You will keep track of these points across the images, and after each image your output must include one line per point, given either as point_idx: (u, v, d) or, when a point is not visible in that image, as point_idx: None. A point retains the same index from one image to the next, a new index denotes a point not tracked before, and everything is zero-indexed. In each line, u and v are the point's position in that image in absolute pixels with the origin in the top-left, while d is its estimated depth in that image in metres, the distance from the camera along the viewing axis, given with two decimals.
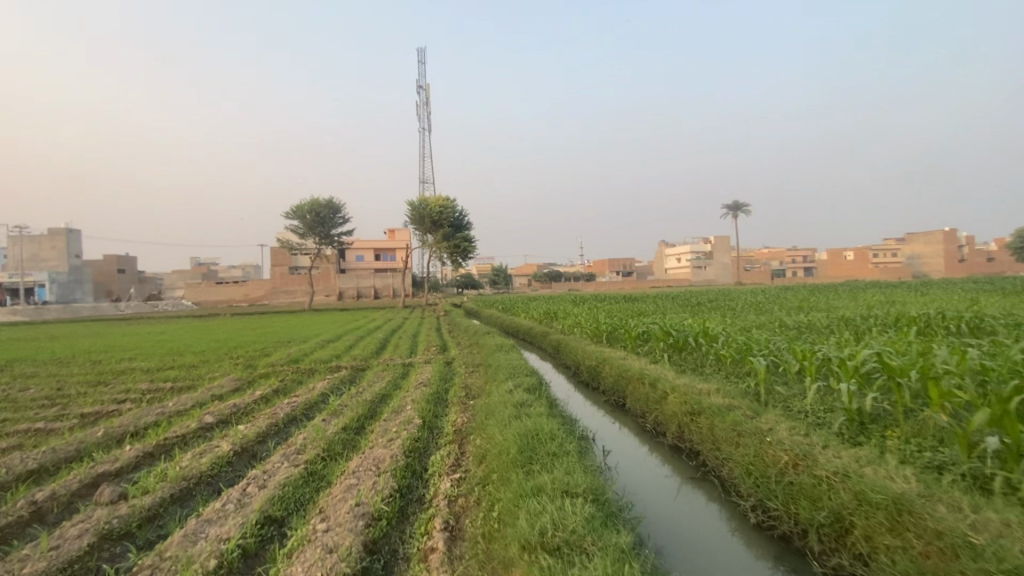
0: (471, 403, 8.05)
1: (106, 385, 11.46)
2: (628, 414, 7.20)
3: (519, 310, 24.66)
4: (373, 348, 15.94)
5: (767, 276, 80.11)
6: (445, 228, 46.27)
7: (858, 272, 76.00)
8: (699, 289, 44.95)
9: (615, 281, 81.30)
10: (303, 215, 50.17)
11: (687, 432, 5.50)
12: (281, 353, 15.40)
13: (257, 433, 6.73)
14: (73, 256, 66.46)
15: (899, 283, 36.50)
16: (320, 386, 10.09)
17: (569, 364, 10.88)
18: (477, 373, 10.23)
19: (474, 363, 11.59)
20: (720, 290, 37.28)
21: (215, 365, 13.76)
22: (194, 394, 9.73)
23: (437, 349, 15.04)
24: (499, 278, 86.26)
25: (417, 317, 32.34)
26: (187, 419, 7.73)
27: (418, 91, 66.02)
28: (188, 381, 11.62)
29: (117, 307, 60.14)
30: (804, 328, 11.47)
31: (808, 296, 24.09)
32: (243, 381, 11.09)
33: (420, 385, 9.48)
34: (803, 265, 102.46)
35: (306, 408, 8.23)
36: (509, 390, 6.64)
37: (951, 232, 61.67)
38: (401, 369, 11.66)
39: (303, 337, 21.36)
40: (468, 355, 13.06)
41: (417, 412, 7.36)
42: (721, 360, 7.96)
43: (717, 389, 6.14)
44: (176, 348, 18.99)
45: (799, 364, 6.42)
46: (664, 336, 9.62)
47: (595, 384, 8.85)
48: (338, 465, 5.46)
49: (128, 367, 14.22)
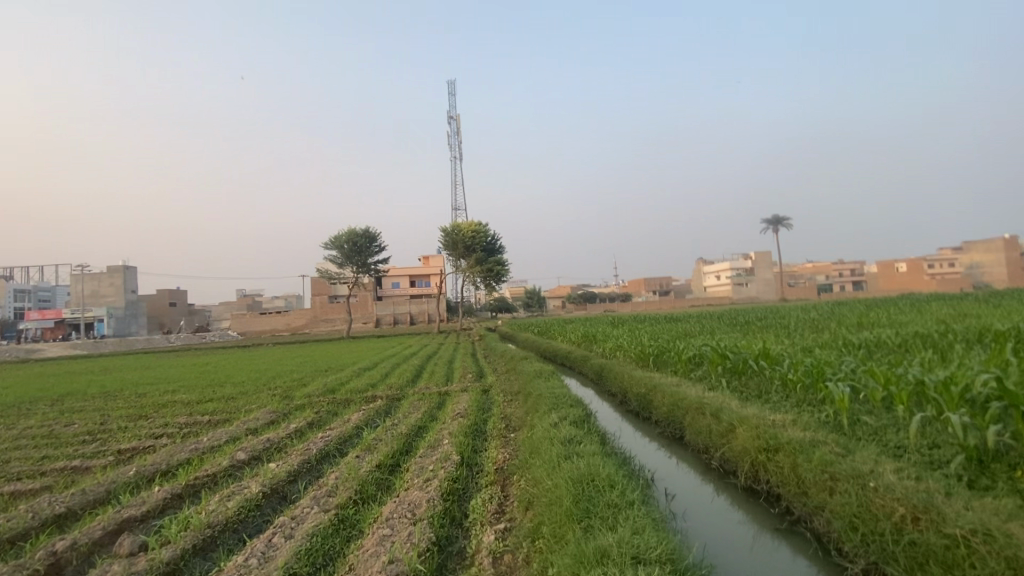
0: (513, 436, 7.48)
1: (146, 419, 11.43)
2: (687, 449, 6.48)
3: (556, 334, 23.99)
4: (408, 376, 15.58)
5: (812, 291, 76.74)
6: (479, 253, 46.40)
7: (912, 285, 71.83)
8: (741, 307, 43.20)
9: (652, 301, 79.56)
10: (341, 245, 51.45)
11: (764, 472, 4.77)
12: (318, 383, 15.26)
13: (288, 471, 6.35)
14: (129, 292, 70.01)
15: (962, 295, 34.05)
16: (355, 418, 9.71)
17: (614, 391, 10.19)
18: (517, 403, 9.65)
19: (513, 391, 11.03)
20: (764, 308, 35.67)
21: (253, 396, 13.65)
22: (229, 428, 9.50)
23: (473, 376, 14.54)
24: (533, 301, 85.82)
25: (452, 342, 32.07)
26: (219, 456, 7.44)
27: (450, 121, 67.76)
28: (226, 413, 11.51)
29: (167, 339, 62.59)
30: (874, 347, 10.46)
31: (865, 311, 22.55)
32: (278, 414, 10.84)
33: (457, 416, 8.99)
34: (851, 279, 97.83)
35: (340, 443, 7.84)
36: (555, 424, 6.05)
37: (1014, 238, 57.69)
38: (438, 399, 11.21)
39: (340, 365, 21.27)
40: (507, 382, 12.51)
41: (455, 448, 6.84)
42: (789, 385, 7.15)
43: (793, 421, 5.37)
44: (217, 379, 19.15)
45: (886, 390, 5.61)
46: (719, 359, 8.86)
47: (646, 414, 8.15)
48: (371, 511, 4.98)
49: (170, 399, 14.32)
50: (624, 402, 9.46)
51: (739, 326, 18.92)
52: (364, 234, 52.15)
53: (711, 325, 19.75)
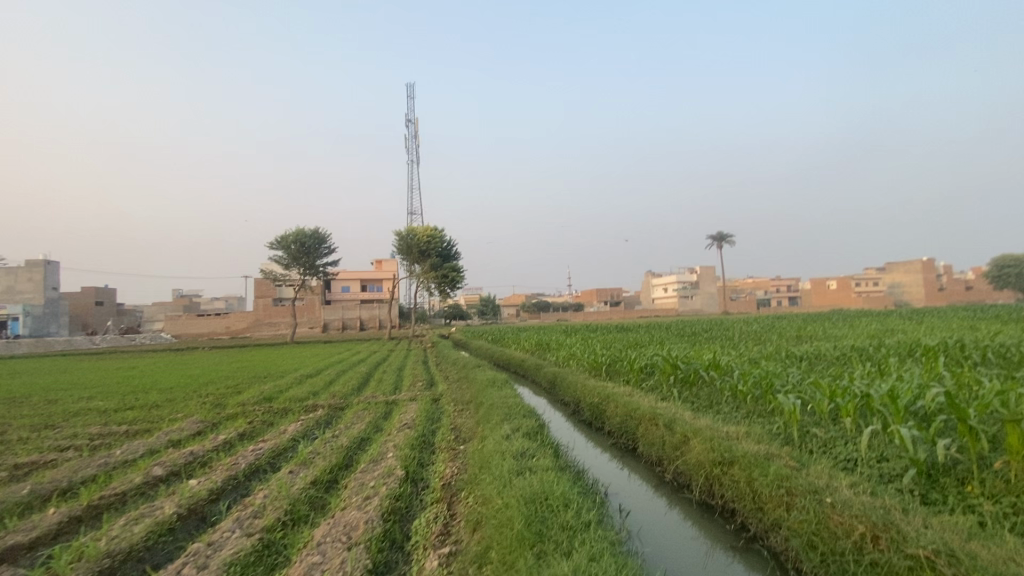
0: (461, 449, 7.11)
1: (52, 428, 10.21)
2: (639, 461, 6.34)
3: (509, 342, 23.71)
4: (354, 384, 14.84)
5: (753, 305, 80.53)
6: (433, 259, 45.68)
7: (842, 301, 76.74)
8: (688, 319, 44.64)
9: (603, 311, 81.06)
10: (288, 245, 49.30)
11: (719, 486, 4.66)
12: (255, 390, 14.26)
13: (210, 489, 5.72)
14: (48, 288, 64.28)
15: (885, 312, 36.59)
16: (291, 430, 9.02)
17: (567, 401, 10.00)
18: (468, 413, 9.28)
19: (464, 400, 10.63)
20: (710, 320, 37.00)
21: (180, 404, 12.55)
22: (148, 440, 8.58)
23: (423, 385, 14.01)
24: (486, 309, 85.47)
25: (403, 349, 31.21)
26: (131, 471, 6.64)
27: (408, 124, 66.70)
28: (147, 423, 10.46)
29: (90, 340, 57.78)
30: (815, 359, 10.81)
31: (802, 325, 23.67)
32: (207, 424, 9.96)
33: (403, 428, 8.51)
34: (787, 295, 103.48)
35: (273, 457, 7.21)
36: (506, 436, 5.74)
37: (929, 261, 62.77)
38: (384, 409, 10.65)
39: (281, 372, 20.09)
40: (458, 391, 12.08)
41: (399, 462, 6.41)
42: (738, 396, 7.19)
43: (747, 433, 5.32)
44: (141, 385, 17.59)
45: (833, 403, 5.68)
46: (671, 369, 8.85)
47: (598, 424, 8.00)
48: (301, 534, 4.50)
49: (84, 407, 12.94)
50: (577, 413, 9.29)
51: (687, 337, 19.34)
52: (313, 235, 50.23)
53: (661, 336, 20.08)
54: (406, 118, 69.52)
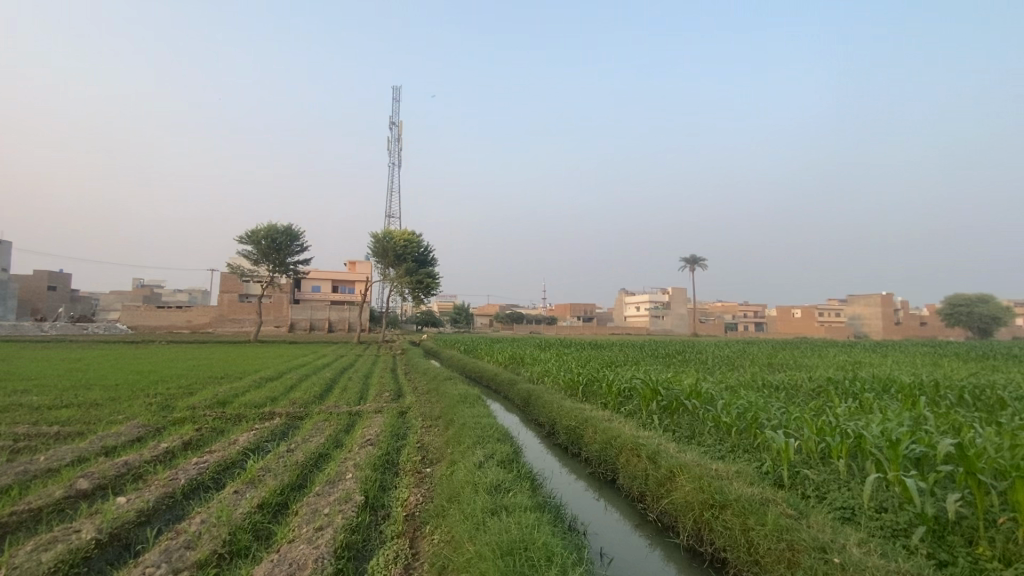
0: (428, 472, 6.60)
1: None
2: (619, 494, 5.95)
3: (481, 354, 23.17)
4: (317, 391, 14.06)
5: (721, 328, 82.19)
6: (409, 264, 44.91)
7: (805, 330, 79.03)
8: (659, 339, 45.02)
9: (575, 327, 81.40)
10: (259, 240, 47.79)
11: (709, 533, 4.29)
12: (209, 393, 13.36)
13: (140, 510, 5.06)
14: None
15: (848, 343, 37.66)
16: (243, 440, 8.30)
17: (542, 422, 9.57)
18: (437, 431, 8.74)
19: (433, 416, 10.08)
20: (681, 342, 37.32)
21: (124, 404, 11.58)
22: (79, 445, 7.74)
23: (390, 395, 13.36)
24: (459, 317, 84.67)
25: (371, 355, 30.32)
26: (51, 481, 5.89)
27: (391, 127, 66.15)
28: (83, 423, 9.54)
29: (38, 327, 54.58)
30: (792, 390, 10.71)
31: (772, 352, 23.93)
32: (149, 428, 9.14)
33: (366, 445, 7.91)
34: (754, 320, 106.06)
35: (218, 471, 6.55)
36: (479, 464, 5.28)
37: (888, 295, 65.28)
38: (347, 421, 10.04)
39: (240, 373, 19.04)
40: (428, 405, 11.50)
41: (359, 486, 5.85)
42: (721, 428, 6.90)
43: (737, 471, 4.98)
44: (84, 379, 16.36)
45: (823, 441, 5.43)
46: (650, 395, 8.54)
47: (574, 450, 7.60)
48: (237, 572, 3.94)
49: (15, 401, 11.83)
50: (552, 435, 8.86)
51: (661, 358, 19.22)
52: (285, 232, 48.79)
53: (636, 356, 19.90)
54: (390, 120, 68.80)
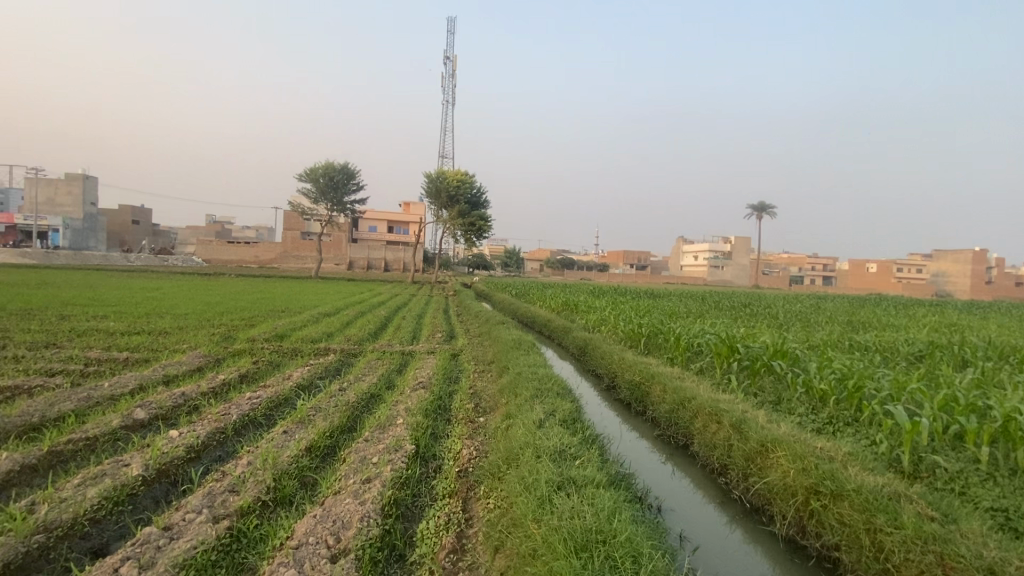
0: (482, 421, 6.18)
1: (52, 348, 9.66)
2: (694, 464, 5.29)
3: (533, 298, 22.65)
4: (371, 329, 14.07)
5: (784, 281, 77.74)
6: (461, 205, 44.33)
7: (880, 286, 73.35)
8: (718, 290, 42.95)
9: (627, 274, 79.59)
10: (316, 179, 48.52)
11: (816, 524, 3.58)
12: (268, 326, 13.67)
13: (188, 447, 4.91)
14: (87, 203, 65.62)
15: (933, 302, 34.33)
16: (297, 376, 8.22)
17: (600, 374, 8.98)
18: (490, 377, 8.33)
19: (486, 361, 9.71)
20: (743, 294, 35.30)
21: (189, 333, 12.00)
22: (142, 372, 7.89)
23: (443, 336, 13.15)
24: (510, 261, 84.42)
25: (424, 295, 30.57)
26: (110, 410, 5.95)
27: (446, 62, 64.01)
28: (150, 350, 9.88)
29: (125, 257, 59.16)
30: (887, 353, 9.48)
31: (849, 309, 21.92)
32: (210, 359, 9.31)
33: (418, 388, 7.60)
34: (822, 274, 99.50)
35: (269, 407, 6.42)
36: (541, 422, 4.74)
37: (982, 252, 58.79)
38: (399, 360, 9.89)
39: (300, 308, 19.55)
40: (480, 349, 11.14)
41: (409, 434, 5.50)
42: (814, 396, 6.02)
43: (848, 452, 4.18)
44: (158, 308, 17.26)
45: (955, 425, 4.48)
46: (727, 352, 7.67)
47: (639, 408, 6.95)
48: (280, 525, 3.65)
49: (94, 326, 12.53)
50: (612, 389, 8.25)
51: (726, 311, 17.96)
52: (342, 170, 49.12)
53: (698, 307, 18.72)
54: (443, 54, 66.41)
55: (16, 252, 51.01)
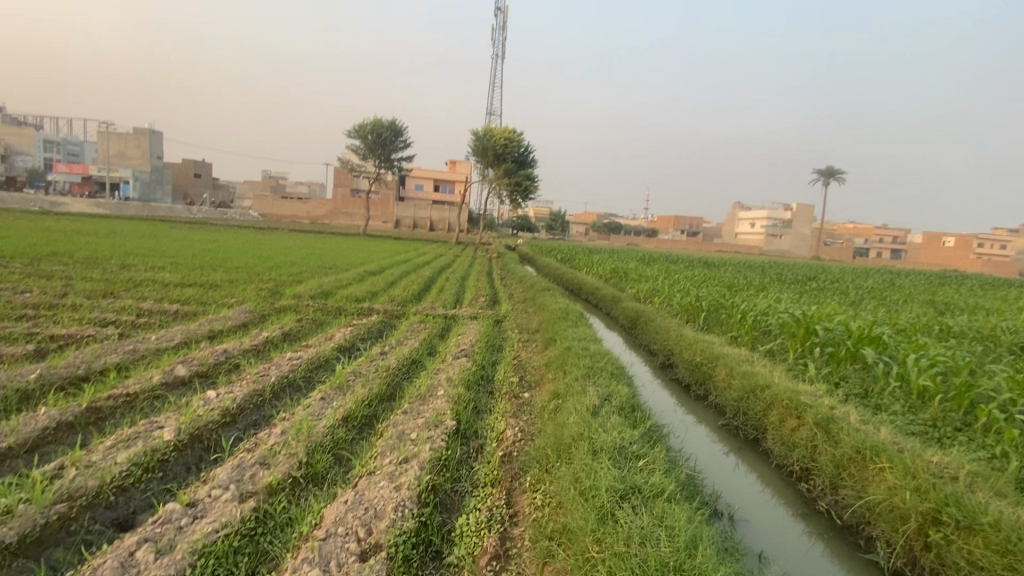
0: (527, 398, 5.74)
1: (110, 298, 9.94)
2: (769, 465, 4.69)
3: (580, 263, 21.88)
4: (414, 289, 13.86)
5: (848, 253, 72.80)
6: (508, 164, 43.29)
7: (958, 262, 67.50)
8: (776, 260, 40.58)
9: (677, 241, 76.83)
10: (365, 135, 48.47)
11: (934, 559, 2.98)
12: (314, 282, 13.71)
13: (223, 411, 4.75)
14: (154, 157, 68.84)
15: (1022, 282, 31.08)
16: (340, 337, 8.02)
17: (654, 350, 8.37)
18: (536, 348, 7.87)
19: (532, 330, 9.24)
20: (804, 265, 33.12)
21: (238, 287, 12.14)
22: (189, 326, 7.92)
23: (486, 301, 12.76)
24: (556, 223, 82.79)
25: (469, 256, 30.36)
26: (154, 365, 5.93)
27: (497, 13, 61.76)
28: (199, 303, 10.01)
29: (188, 209, 62.13)
30: (990, 342, 8.31)
31: (928, 287, 19.97)
32: (255, 314, 9.31)
33: (460, 356, 7.23)
34: (891, 246, 92.63)
35: (309, 369, 6.22)
36: (596, 408, 4.23)
37: None
38: (442, 324, 9.59)
39: (346, 265, 19.66)
40: (526, 316, 10.65)
41: (450, 408, 5.14)
42: (913, 393, 5.20)
43: (974, 471, 3.46)
44: (213, 260, 17.76)
45: None
46: (803, 334, 6.85)
47: (701, 392, 6.34)
48: (309, 507, 3.36)
49: (151, 277, 12.92)
50: (667, 367, 7.64)
51: (791, 285, 16.64)
52: (390, 126, 48.81)
53: (759, 280, 17.46)
54: (494, 4, 63.79)
55: (93, 202, 54.51)
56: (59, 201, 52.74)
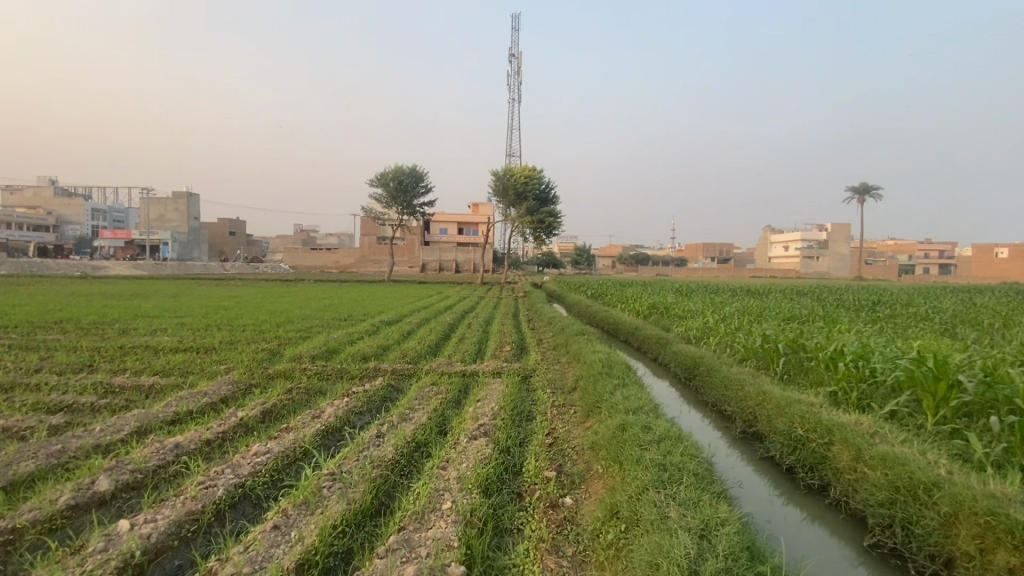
0: (572, 507, 4.04)
1: (84, 372, 8.68)
2: None
3: (613, 299, 20.18)
4: (431, 340, 12.40)
5: (893, 270, 68.99)
6: (530, 201, 42.42)
7: (1015, 274, 63.01)
8: (817, 282, 38.20)
9: (707, 269, 74.57)
10: (387, 183, 48.72)
11: None
12: (322, 338, 12.43)
13: (121, 561, 3.23)
14: (190, 218, 71.21)
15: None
16: (331, 413, 6.48)
17: (728, 413, 6.57)
18: (576, 418, 6.18)
19: (569, 391, 7.51)
20: (854, 287, 30.76)
21: (236, 350, 10.91)
22: (150, 409, 6.48)
23: (513, 350, 11.13)
24: (581, 258, 81.40)
25: (494, 296, 29.21)
26: (74, 475, 4.51)
27: (512, 60, 63.71)
28: (184, 372, 8.73)
29: (221, 266, 63.23)
30: None
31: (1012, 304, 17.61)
32: (243, 384, 7.94)
33: (477, 436, 5.57)
34: (937, 261, 87.63)
35: (276, 469, 4.71)
36: (693, 565, 2.55)
37: None
38: (460, 385, 8.03)
39: (362, 314, 18.48)
40: (559, 371, 8.91)
41: (458, 537, 3.50)
42: None
43: None
44: (222, 318, 16.79)
45: None
46: (944, 391, 4.99)
47: (814, 483, 4.56)
48: None
49: (145, 342, 11.83)
50: (755, 439, 5.83)
51: (858, 312, 14.61)
52: (411, 173, 49.00)
53: (819, 308, 15.40)
54: (508, 51, 65.49)
55: (132, 265, 56.16)
56: (100, 266, 54.39)
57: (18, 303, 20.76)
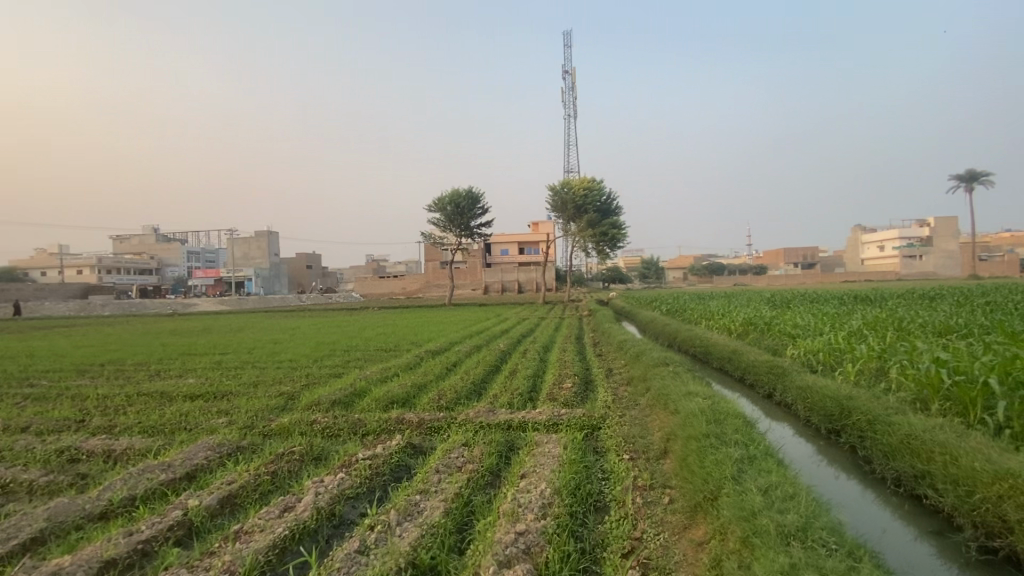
0: None
1: (65, 432, 7.31)
2: None
3: (693, 315, 17.30)
4: (478, 375, 10.35)
5: (1019, 265, 59.39)
6: (591, 215, 39.94)
7: None
8: (926, 285, 32.74)
9: (790, 275, 68.05)
10: (444, 207, 48.15)
11: None
12: (353, 377, 10.71)
13: None
14: (266, 254, 75.06)
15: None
16: (311, 500, 4.53)
17: (947, 512, 3.95)
18: (678, 520, 3.83)
19: (658, 461, 5.11)
20: (987, 287, 25.34)
21: (252, 396, 9.38)
22: (79, 496, 4.79)
23: (576, 388, 8.77)
24: (649, 271, 77.39)
25: (556, 317, 27.01)
26: None
27: (565, 76, 62.62)
28: (171, 429, 7.16)
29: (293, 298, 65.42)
30: None
31: None
32: (226, 447, 6.20)
33: (512, 562, 3.34)
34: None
35: None
36: None
37: None
38: (501, 447, 5.81)
39: (409, 344, 16.84)
40: (640, 422, 6.50)
41: None
42: None
43: None
44: (263, 354, 15.68)
45: None
46: None
47: None
48: None
49: (163, 387, 10.59)
50: None
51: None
52: (467, 195, 48.19)
53: (973, 315, 11.89)
54: (560, 67, 64.16)
55: (214, 301, 59.26)
56: (186, 303, 57.87)
57: (85, 345, 21.01)
